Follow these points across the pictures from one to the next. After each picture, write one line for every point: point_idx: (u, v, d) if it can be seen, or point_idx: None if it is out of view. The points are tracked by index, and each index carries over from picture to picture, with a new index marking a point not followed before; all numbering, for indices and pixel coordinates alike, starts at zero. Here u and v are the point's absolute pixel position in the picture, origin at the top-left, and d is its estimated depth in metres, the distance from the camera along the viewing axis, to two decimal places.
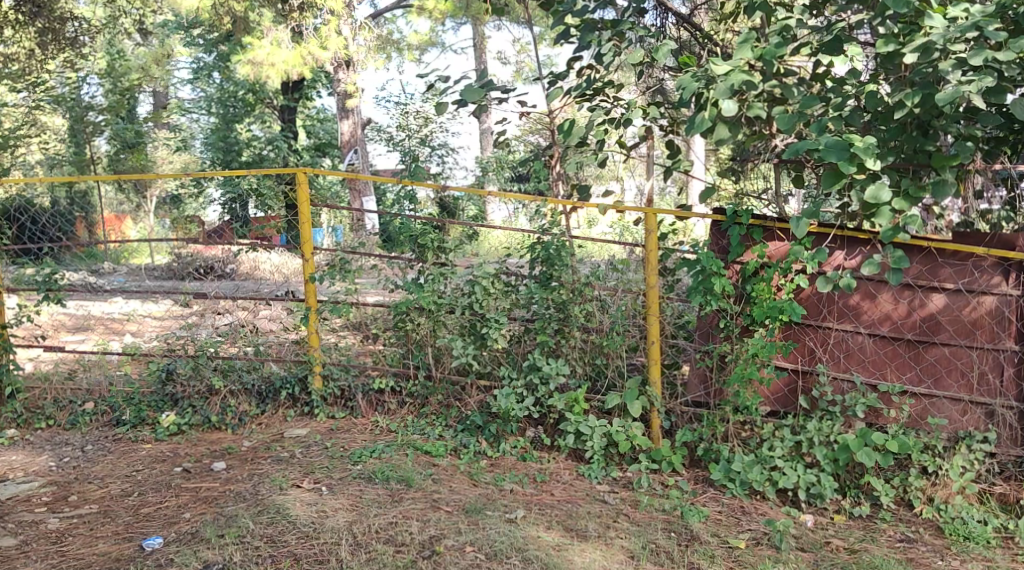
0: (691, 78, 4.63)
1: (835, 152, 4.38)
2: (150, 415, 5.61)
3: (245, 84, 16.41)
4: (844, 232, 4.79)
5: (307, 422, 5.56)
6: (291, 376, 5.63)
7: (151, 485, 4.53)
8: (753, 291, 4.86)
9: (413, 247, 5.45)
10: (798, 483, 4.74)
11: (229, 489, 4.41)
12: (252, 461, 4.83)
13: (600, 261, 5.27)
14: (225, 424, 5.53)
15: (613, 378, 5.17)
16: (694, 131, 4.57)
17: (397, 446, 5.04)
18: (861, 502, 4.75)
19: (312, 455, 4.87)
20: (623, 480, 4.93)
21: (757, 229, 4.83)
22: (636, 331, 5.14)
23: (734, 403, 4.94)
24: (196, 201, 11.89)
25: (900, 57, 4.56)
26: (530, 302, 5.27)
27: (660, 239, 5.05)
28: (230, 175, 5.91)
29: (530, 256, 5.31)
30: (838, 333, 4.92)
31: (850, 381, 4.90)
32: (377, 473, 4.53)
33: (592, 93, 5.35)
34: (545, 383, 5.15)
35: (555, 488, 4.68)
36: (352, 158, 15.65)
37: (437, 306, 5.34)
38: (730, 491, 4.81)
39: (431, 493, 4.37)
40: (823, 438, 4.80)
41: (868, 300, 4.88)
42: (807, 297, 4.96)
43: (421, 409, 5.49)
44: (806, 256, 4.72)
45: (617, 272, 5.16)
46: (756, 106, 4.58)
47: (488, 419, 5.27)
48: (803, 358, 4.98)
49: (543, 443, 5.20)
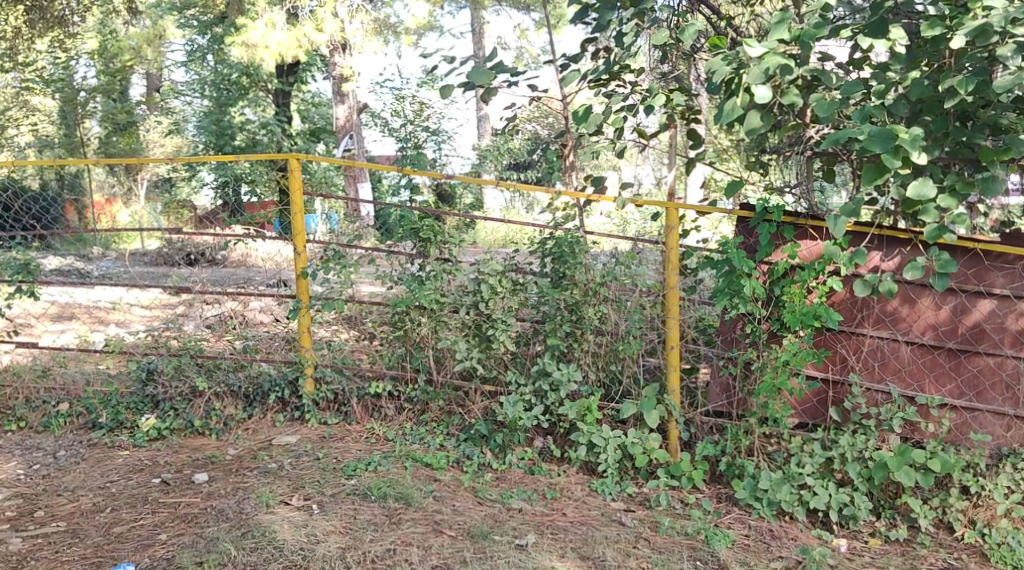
0: (722, 61, 4.23)
1: (878, 141, 3.97)
2: (129, 418, 5.20)
3: (239, 67, 15.92)
4: (883, 232, 4.42)
5: (297, 428, 5.16)
6: (281, 378, 5.24)
7: (125, 500, 4.14)
8: (782, 295, 4.50)
9: (414, 240, 5.03)
10: (830, 503, 4.36)
11: (210, 506, 4.02)
12: (236, 473, 4.44)
13: (604, 254, 4.91)
14: (209, 430, 5.12)
15: (628, 386, 4.81)
16: (724, 120, 4.18)
17: (395, 457, 4.66)
18: (897, 525, 4.38)
19: (302, 467, 4.48)
20: (639, 497, 4.55)
21: (790, 227, 4.46)
22: (654, 335, 4.78)
23: (760, 415, 4.56)
24: (188, 186, 11.46)
25: (949, 42, 4.19)
26: (540, 301, 4.90)
27: (681, 236, 4.70)
28: (218, 161, 5.44)
29: (541, 250, 4.95)
30: (873, 340, 4.56)
31: (885, 392, 4.54)
32: (373, 489, 4.16)
33: (608, 77, 4.95)
34: (555, 389, 4.77)
35: (566, 507, 4.31)
36: (349, 144, 15.24)
37: (440, 305, 4.94)
38: (756, 511, 4.42)
39: (432, 514, 4.01)
40: (856, 454, 4.41)
41: (907, 306, 4.51)
42: (840, 301, 4.59)
43: (420, 416, 5.11)
44: (841, 258, 4.36)
45: (625, 267, 4.80)
46: (791, 92, 4.20)
47: (494, 428, 4.88)
48: (835, 367, 4.60)
49: (552, 455, 4.82)
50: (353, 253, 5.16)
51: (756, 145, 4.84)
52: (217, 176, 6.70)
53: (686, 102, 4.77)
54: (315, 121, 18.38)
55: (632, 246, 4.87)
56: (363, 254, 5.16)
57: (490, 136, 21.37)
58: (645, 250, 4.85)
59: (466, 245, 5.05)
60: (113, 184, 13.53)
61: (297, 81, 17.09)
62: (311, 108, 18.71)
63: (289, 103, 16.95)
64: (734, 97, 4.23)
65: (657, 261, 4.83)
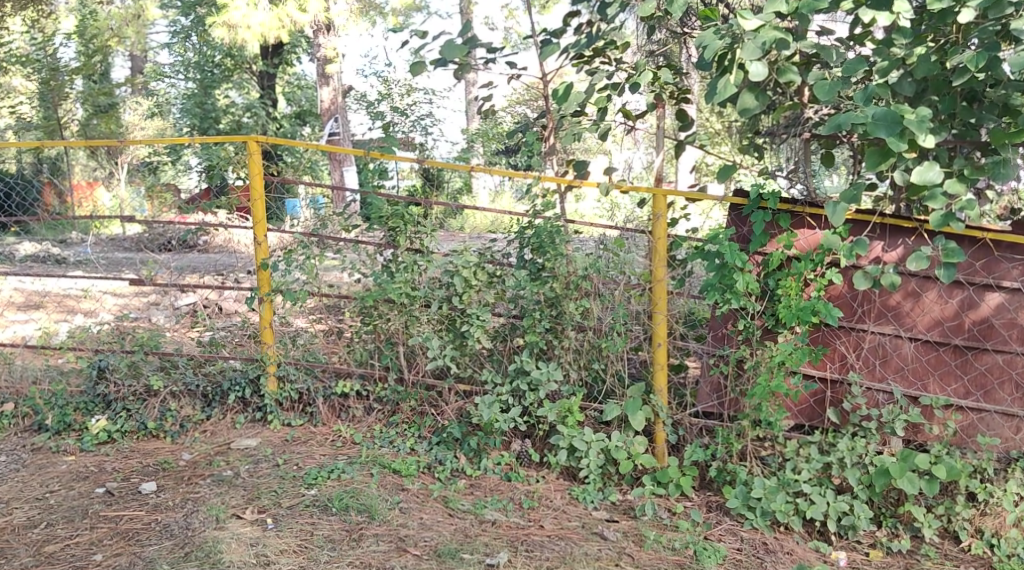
0: (714, 35, 3.89)
1: (883, 125, 3.65)
2: (77, 420, 4.83)
3: (221, 49, 15.48)
4: (887, 220, 4.10)
5: (259, 431, 4.81)
6: (241, 377, 4.88)
7: (63, 513, 3.82)
8: (777, 288, 4.19)
9: (384, 229, 4.69)
10: (828, 512, 4.05)
11: (154, 521, 3.73)
12: (188, 482, 4.10)
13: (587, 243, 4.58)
14: (164, 432, 4.77)
15: (612, 385, 4.49)
16: (715, 99, 3.86)
17: (362, 463, 4.32)
18: (899, 535, 4.08)
19: (260, 476, 4.15)
20: (623, 506, 4.24)
21: (786, 215, 4.15)
22: (639, 331, 4.46)
23: (753, 417, 4.25)
24: (164, 169, 11.03)
25: (957, 15, 3.87)
26: (518, 295, 4.58)
27: (669, 225, 4.39)
28: (203, 141, 5.29)
29: (519, 239, 4.61)
30: (874, 336, 4.25)
31: (887, 392, 4.24)
32: (335, 500, 3.86)
33: (591, 55, 4.66)
34: (534, 390, 4.46)
35: (544, 518, 4.00)
36: (333, 127, 14.74)
37: (411, 299, 4.61)
38: (750, 521, 4.10)
39: (397, 529, 3.73)
40: (855, 459, 4.11)
41: (911, 300, 4.20)
42: (840, 294, 4.27)
43: (390, 417, 4.77)
44: (841, 248, 4.05)
45: (609, 256, 4.47)
46: (788, 70, 3.87)
47: (468, 431, 4.55)
48: (833, 365, 4.29)
49: (530, 460, 4.49)
50: (319, 244, 4.80)
51: (749, 127, 4.51)
52: (200, 159, 6.44)
53: (674, 81, 4.44)
54: (301, 104, 17.91)
55: (619, 233, 4.53)
56: (329, 243, 4.80)
57: (480, 120, 20.85)
58: (635, 239, 4.49)
59: (438, 234, 4.70)
60: (90, 168, 13.12)
61: (280, 63, 16.63)
62: (297, 91, 18.24)
63: (273, 86, 16.52)
64: (726, 74, 3.92)
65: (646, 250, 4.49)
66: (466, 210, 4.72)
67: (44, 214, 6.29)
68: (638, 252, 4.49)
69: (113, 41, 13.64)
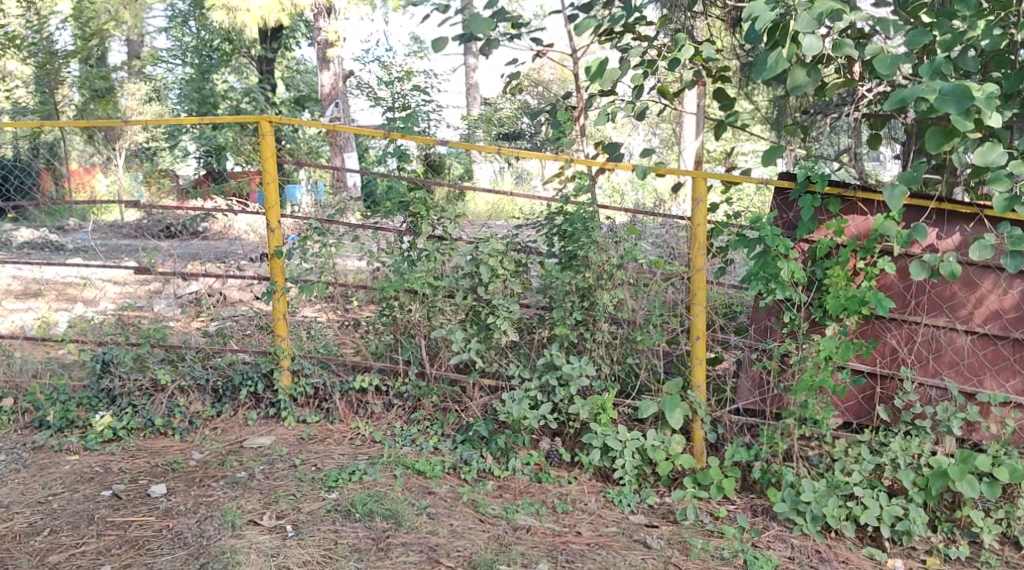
0: (766, 6, 3.61)
1: (952, 101, 3.39)
2: (81, 416, 4.57)
3: (220, 32, 15.13)
4: (945, 206, 3.84)
5: (272, 428, 4.56)
6: (253, 371, 4.61)
7: (67, 518, 3.57)
8: (826, 277, 3.93)
9: (404, 215, 4.43)
10: (881, 517, 3.82)
11: (165, 528, 3.48)
12: (200, 484, 3.86)
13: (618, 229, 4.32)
14: (172, 430, 4.52)
15: (647, 380, 4.25)
16: (767, 76, 3.59)
17: (384, 463, 4.08)
18: (957, 541, 3.84)
19: (276, 478, 3.90)
20: (662, 509, 4.01)
21: (836, 200, 3.89)
22: (676, 323, 4.21)
23: (800, 416, 4.00)
24: (164, 154, 10.73)
25: None
26: (545, 284, 4.31)
27: (710, 210, 4.12)
28: (208, 122, 5.03)
29: (548, 226, 4.34)
30: (927, 329, 3.99)
31: (941, 388, 3.98)
32: (358, 505, 3.63)
33: (624, 29, 4.37)
34: (564, 385, 4.20)
35: (580, 524, 3.78)
36: (334, 112, 14.39)
37: (433, 289, 4.36)
38: (799, 527, 3.87)
39: (426, 537, 3.51)
40: (909, 460, 3.87)
41: (968, 290, 3.95)
42: (891, 285, 4.00)
43: (411, 414, 4.51)
44: (897, 235, 3.78)
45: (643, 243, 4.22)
46: (844, 43, 3.60)
47: (495, 429, 4.30)
48: (883, 359, 4.04)
49: (560, 460, 4.24)
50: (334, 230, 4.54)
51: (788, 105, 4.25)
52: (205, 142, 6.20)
53: (715, 57, 4.18)
54: (301, 89, 17.58)
55: (630, 218, 4.31)
56: (346, 229, 4.54)
57: (479, 105, 20.49)
58: (644, 225, 4.32)
59: (461, 221, 4.43)
60: (89, 154, 12.80)
61: (280, 47, 16.27)
62: (297, 76, 17.91)
63: (272, 70, 16.19)
64: (777, 48, 3.65)
65: (658, 235, 4.30)
66: (468, 193, 4.48)
67: (44, 199, 6.01)
68: (651, 237, 4.29)
69: (109, 24, 13.33)
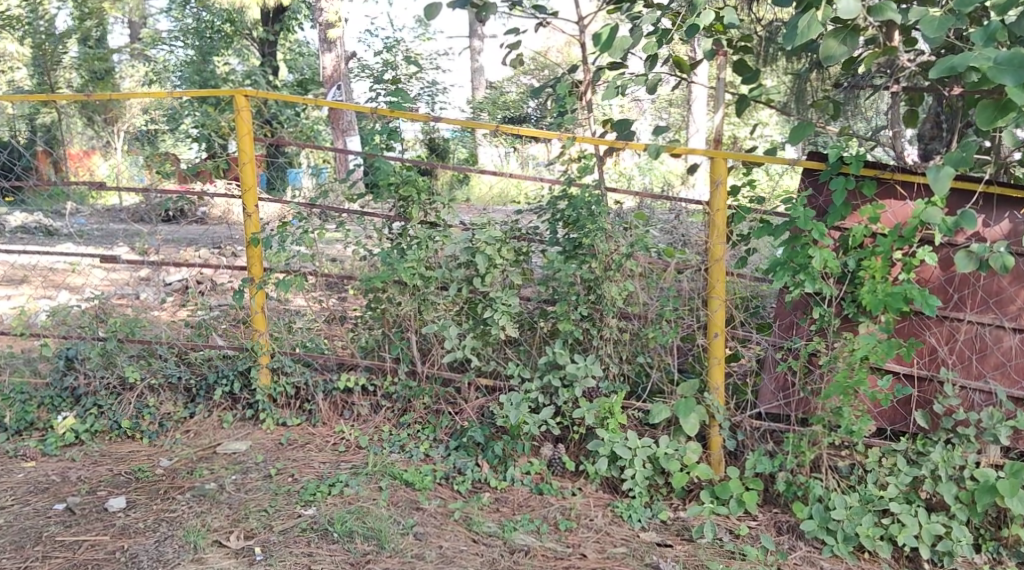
0: None
1: (1009, 70, 2.96)
2: (41, 418, 4.19)
3: (221, 13, 14.70)
4: (993, 190, 3.43)
5: (249, 431, 4.19)
6: (229, 369, 4.25)
7: (12, 538, 3.31)
8: (859, 269, 3.53)
9: (394, 199, 4.04)
10: (919, 537, 3.43)
11: (120, 549, 3.23)
12: (164, 496, 3.57)
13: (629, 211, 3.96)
14: (140, 433, 4.14)
15: (659, 382, 3.86)
16: (797, 42, 3.20)
17: (368, 474, 3.76)
18: (1004, 562, 3.44)
19: (249, 491, 3.63)
20: (675, 526, 3.63)
21: (871, 183, 3.49)
22: (691, 320, 3.80)
23: (829, 422, 3.61)
24: None
25: None
26: (548, 275, 3.91)
27: (730, 194, 3.73)
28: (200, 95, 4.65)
29: (550, 212, 3.96)
30: (970, 327, 3.58)
31: (986, 393, 3.57)
32: (336, 523, 3.38)
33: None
34: (569, 387, 3.82)
35: (585, 545, 3.46)
36: (336, 95, 13.94)
37: (425, 281, 3.97)
38: (829, 548, 3.50)
39: (411, 562, 3.25)
40: (950, 473, 3.48)
41: (1017, 284, 3.53)
42: (932, 277, 3.60)
43: (401, 417, 4.13)
44: (941, 223, 3.37)
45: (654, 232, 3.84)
46: (887, 5, 3.20)
47: (492, 435, 3.92)
48: (922, 360, 3.64)
49: (564, 468, 3.86)
50: (320, 213, 4.11)
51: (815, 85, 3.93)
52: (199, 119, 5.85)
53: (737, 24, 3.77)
54: (304, 72, 17.15)
55: (639, 203, 3.92)
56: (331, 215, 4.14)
57: (486, 89, 19.97)
58: (653, 209, 3.93)
59: (457, 207, 4.04)
60: None
61: (283, 28, 15.82)
62: (300, 59, 17.50)
63: (274, 53, 15.77)
64: (811, 12, 3.25)
65: (668, 222, 3.88)
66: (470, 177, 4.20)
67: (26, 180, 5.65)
68: (662, 223, 3.89)
69: None
